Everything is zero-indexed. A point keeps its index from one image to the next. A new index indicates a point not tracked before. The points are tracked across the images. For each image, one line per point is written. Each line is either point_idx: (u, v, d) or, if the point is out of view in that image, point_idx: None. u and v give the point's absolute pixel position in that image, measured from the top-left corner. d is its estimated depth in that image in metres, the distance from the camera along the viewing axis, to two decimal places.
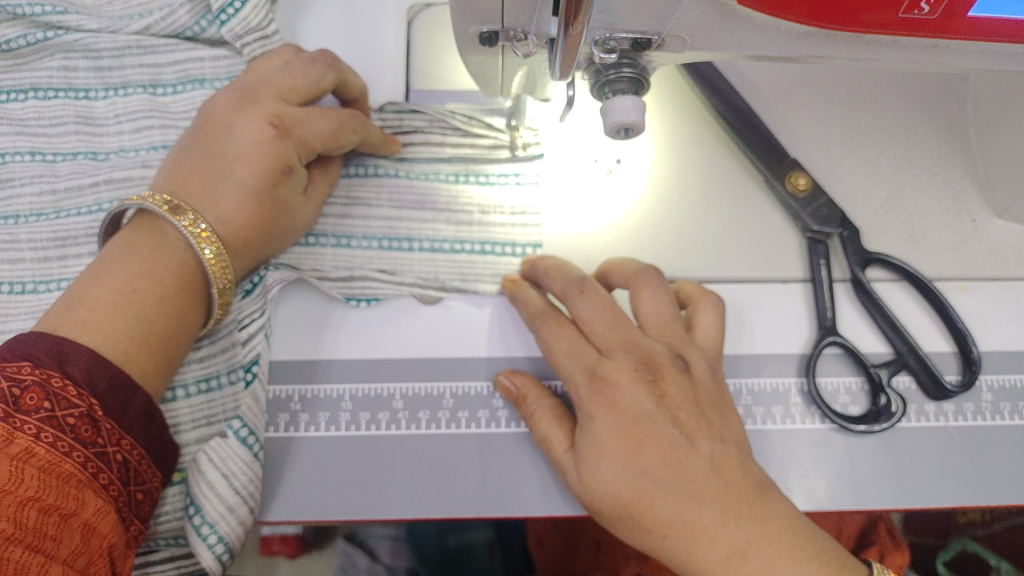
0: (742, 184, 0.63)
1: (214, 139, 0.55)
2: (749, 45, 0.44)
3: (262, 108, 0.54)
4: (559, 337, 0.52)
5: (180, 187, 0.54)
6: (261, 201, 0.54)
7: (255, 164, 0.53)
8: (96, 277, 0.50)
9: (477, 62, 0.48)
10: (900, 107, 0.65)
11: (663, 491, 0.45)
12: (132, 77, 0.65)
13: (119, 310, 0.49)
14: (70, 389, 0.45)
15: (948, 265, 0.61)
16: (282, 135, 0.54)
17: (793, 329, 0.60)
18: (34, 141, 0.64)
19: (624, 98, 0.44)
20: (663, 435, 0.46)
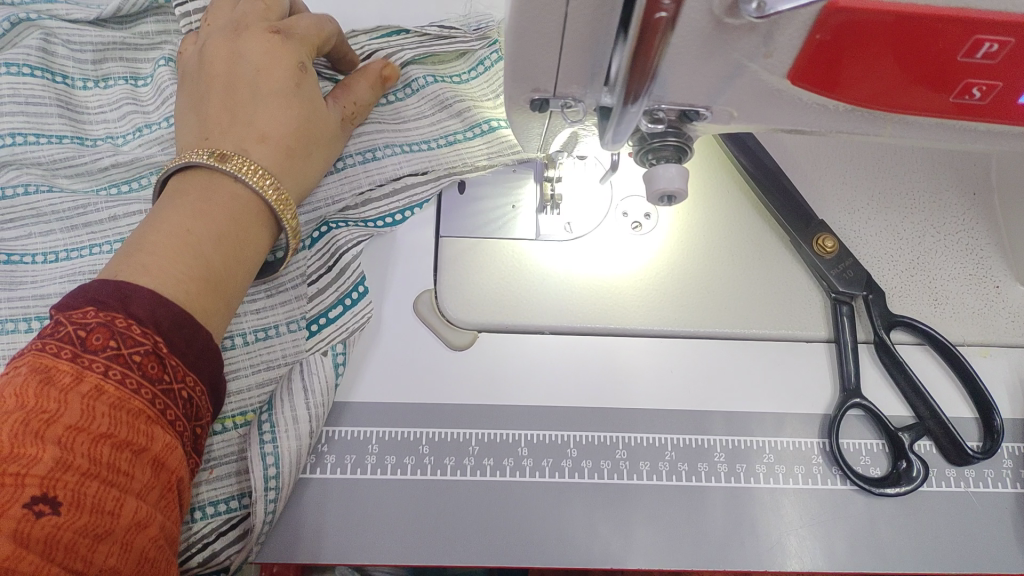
0: (767, 240, 0.64)
1: (227, 71, 0.59)
2: (794, 121, 0.45)
3: (255, 28, 0.61)
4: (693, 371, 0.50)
5: (216, 126, 0.57)
6: (297, 101, 0.59)
7: (273, 71, 0.59)
8: (152, 225, 0.51)
9: (521, 123, 0.48)
10: (925, 175, 0.67)
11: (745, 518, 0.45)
12: (113, 69, 0.68)
13: (183, 255, 0.49)
14: (133, 329, 0.44)
15: (972, 330, 0.62)
16: (286, 37, 0.60)
17: (817, 389, 0.60)
18: (12, 121, 0.62)
19: (668, 166, 0.45)
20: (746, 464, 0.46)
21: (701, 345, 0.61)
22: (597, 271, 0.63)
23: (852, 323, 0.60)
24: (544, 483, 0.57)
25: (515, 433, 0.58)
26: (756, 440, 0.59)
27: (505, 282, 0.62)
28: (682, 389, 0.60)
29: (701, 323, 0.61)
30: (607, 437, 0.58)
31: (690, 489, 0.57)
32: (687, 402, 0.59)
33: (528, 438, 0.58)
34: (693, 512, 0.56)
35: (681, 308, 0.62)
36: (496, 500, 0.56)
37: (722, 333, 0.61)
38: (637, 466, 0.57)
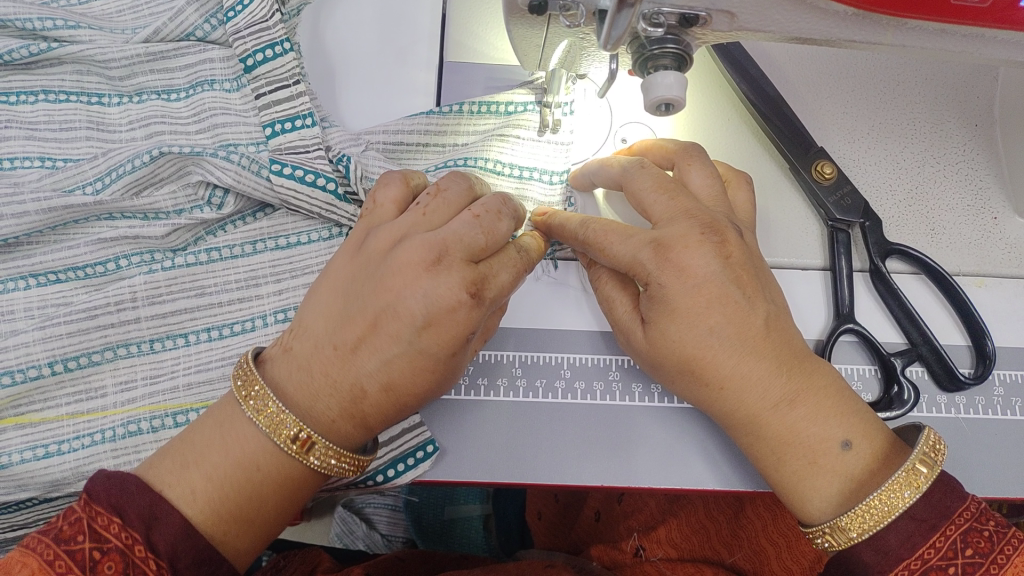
0: (766, 171, 0.64)
1: (383, 297, 0.45)
2: (797, 26, 0.44)
3: (456, 274, 0.44)
4: (410, 281, 0.44)
5: (351, 339, 0.46)
6: (435, 363, 0.46)
7: (439, 330, 0.45)
8: (220, 436, 0.45)
9: (519, 32, 0.48)
10: (927, 105, 0.66)
11: (406, 356, 0.45)
12: (145, 83, 0.61)
13: (230, 493, 0.44)
14: (149, 562, 0.39)
15: (967, 260, 0.62)
16: (479, 303, 0.45)
17: (811, 316, 0.60)
18: (44, 146, 0.58)
19: (667, 73, 0.44)
20: (406, 331, 0.45)
21: None
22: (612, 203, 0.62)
23: (848, 251, 0.60)
24: (538, 402, 0.57)
25: (509, 353, 0.58)
26: None
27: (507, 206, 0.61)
28: None
29: None
30: (598, 359, 0.59)
31: (681, 410, 0.57)
32: None
33: (521, 359, 0.58)
34: (684, 433, 0.57)
35: None
36: (492, 420, 0.57)
37: None
38: (630, 389, 0.58)
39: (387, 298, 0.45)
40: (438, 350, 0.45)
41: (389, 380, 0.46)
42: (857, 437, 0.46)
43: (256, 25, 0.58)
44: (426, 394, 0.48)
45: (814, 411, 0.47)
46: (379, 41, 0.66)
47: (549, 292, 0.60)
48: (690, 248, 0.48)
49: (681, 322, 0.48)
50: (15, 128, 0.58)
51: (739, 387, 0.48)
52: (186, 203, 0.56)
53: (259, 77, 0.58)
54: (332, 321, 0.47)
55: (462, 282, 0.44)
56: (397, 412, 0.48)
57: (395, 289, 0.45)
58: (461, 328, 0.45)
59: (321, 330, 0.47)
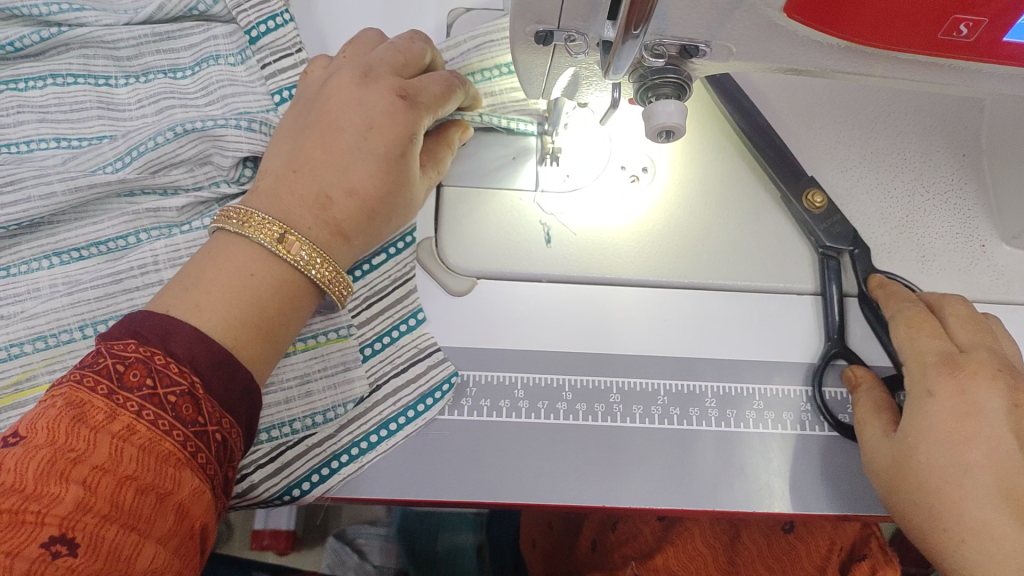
0: (761, 199, 0.65)
1: (329, 122, 0.52)
2: (792, 57, 0.46)
3: (385, 82, 0.53)
4: (350, 99, 0.53)
5: (304, 160, 0.51)
6: (392, 163, 0.52)
7: (385, 128, 0.52)
8: (211, 257, 0.48)
9: (525, 60, 0.50)
10: (916, 134, 0.68)
11: (359, 157, 0.51)
12: (152, 64, 0.62)
13: (236, 301, 0.46)
14: (171, 366, 0.42)
15: (957, 286, 0.63)
16: (410, 104, 0.53)
17: (804, 340, 0.62)
18: (57, 128, 0.59)
19: (668, 102, 0.46)
20: (351, 140, 0.51)
21: (696, 299, 0.62)
22: (611, 222, 0.64)
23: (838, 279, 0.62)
24: (539, 423, 0.58)
25: (510, 375, 0.59)
26: (748, 387, 0.60)
27: (510, 225, 0.63)
28: (675, 342, 0.61)
29: (691, 273, 0.63)
30: (599, 381, 0.59)
31: (680, 432, 0.58)
32: (690, 347, 0.61)
33: (523, 380, 0.59)
34: (683, 455, 0.58)
35: (675, 259, 0.63)
36: (492, 437, 0.57)
37: (718, 283, 0.63)
38: (630, 410, 0.58)
39: (328, 127, 0.52)
40: (385, 149, 0.52)
41: (348, 191, 0.51)
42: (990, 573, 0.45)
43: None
44: (394, 197, 0.53)
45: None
46: None
47: (552, 314, 0.61)
48: (974, 384, 0.50)
49: (977, 498, 0.46)
50: (27, 113, 0.59)
51: (992, 544, 0.45)
52: (205, 180, 0.59)
53: (264, 48, 0.62)
54: (287, 155, 0.52)
55: (388, 89, 0.53)
56: (364, 236, 0.52)
57: (338, 117, 0.52)
58: (403, 128, 0.52)
59: (276, 170, 0.52)
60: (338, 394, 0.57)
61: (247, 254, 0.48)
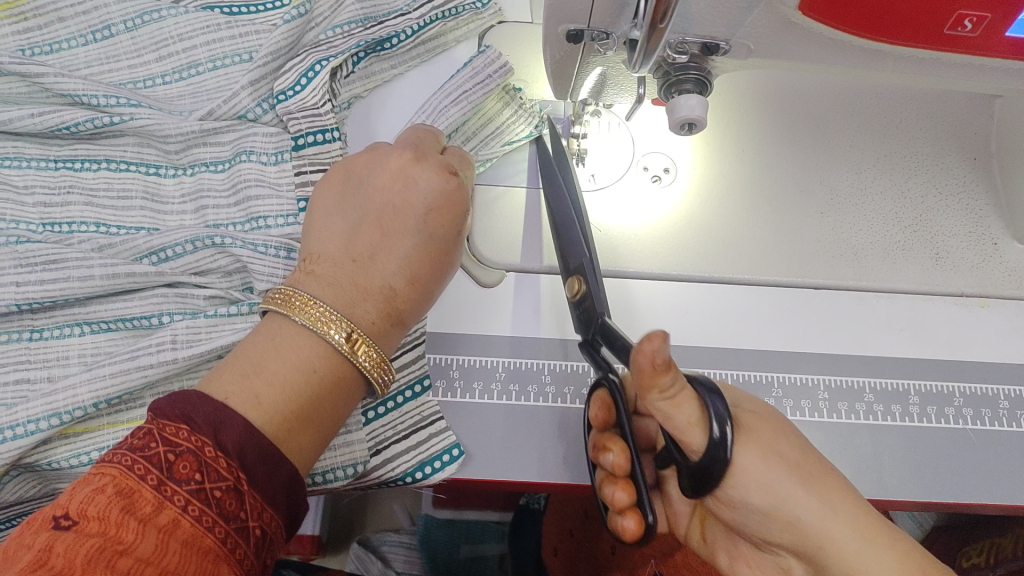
0: (782, 198, 0.68)
1: (381, 203, 0.51)
2: (807, 55, 0.50)
3: (437, 161, 0.52)
4: (402, 178, 0.52)
5: (360, 247, 0.50)
6: (449, 243, 0.52)
7: (444, 207, 0.51)
8: (265, 336, 0.47)
9: (557, 60, 0.53)
10: (929, 139, 0.71)
11: (420, 238, 0.50)
12: (199, 157, 0.63)
13: (292, 392, 0.45)
14: (220, 459, 0.40)
15: (971, 282, 0.66)
16: (462, 182, 0.53)
17: (822, 333, 0.64)
18: (100, 213, 0.60)
19: (690, 96, 0.49)
20: (411, 221, 0.51)
21: (715, 290, 0.65)
22: (634, 219, 0.67)
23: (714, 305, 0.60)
24: (568, 408, 0.61)
25: (539, 363, 0.62)
26: (766, 375, 0.62)
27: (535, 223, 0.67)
28: (697, 332, 0.63)
29: (713, 267, 0.65)
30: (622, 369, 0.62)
31: None
32: (709, 338, 0.63)
33: (550, 367, 0.62)
34: None
35: (697, 253, 0.66)
36: (522, 422, 0.60)
37: (738, 277, 0.65)
38: None
39: (379, 209, 0.51)
40: (445, 233, 0.51)
41: (401, 274, 0.50)
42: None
43: (308, 111, 0.62)
44: (448, 271, 0.52)
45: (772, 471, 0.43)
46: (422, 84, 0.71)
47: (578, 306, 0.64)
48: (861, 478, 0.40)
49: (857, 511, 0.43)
50: (76, 194, 0.60)
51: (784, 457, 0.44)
52: (238, 285, 0.60)
53: (305, 157, 0.61)
54: (341, 240, 0.51)
55: (441, 168, 0.52)
56: (416, 316, 0.52)
57: (388, 197, 0.51)
58: (457, 204, 0.52)
59: (324, 259, 0.50)
60: (342, 456, 0.56)
61: (307, 347, 0.46)
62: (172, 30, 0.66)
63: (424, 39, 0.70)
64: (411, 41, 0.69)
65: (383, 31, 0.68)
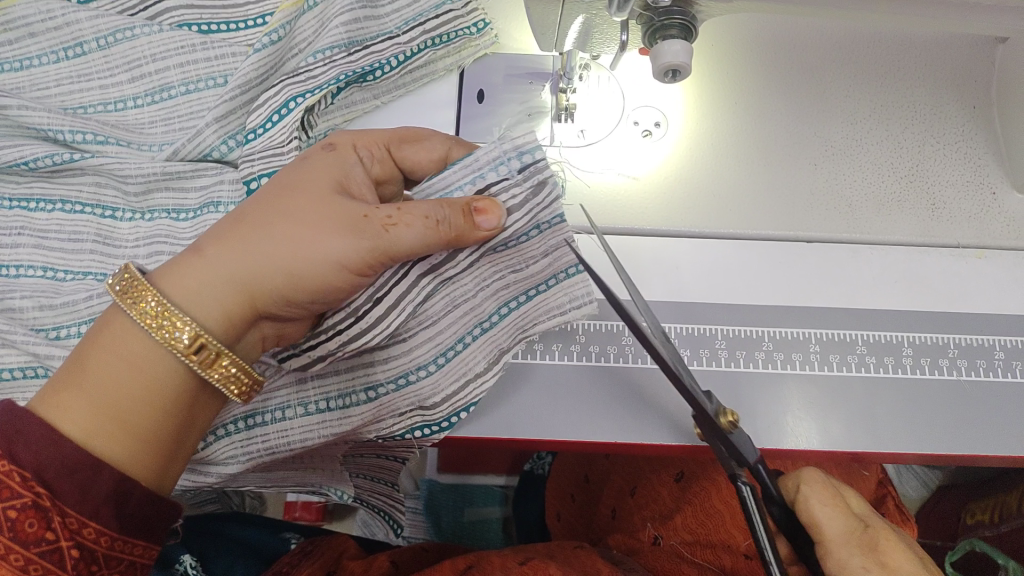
0: (775, 151, 0.67)
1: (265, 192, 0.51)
2: None
3: (314, 147, 0.52)
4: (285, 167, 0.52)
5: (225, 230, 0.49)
6: (313, 199, 0.47)
7: (301, 171, 0.49)
8: (108, 333, 0.46)
9: (537, 9, 0.51)
10: (927, 87, 0.69)
11: (276, 194, 0.48)
12: (158, 202, 0.63)
13: (75, 390, 0.44)
14: (14, 476, 0.40)
15: (968, 233, 0.65)
16: (335, 153, 0.51)
17: (816, 286, 0.63)
18: (49, 256, 0.61)
19: (674, 42, 0.48)
20: (269, 188, 0.49)
21: (703, 243, 0.64)
22: (622, 176, 0.66)
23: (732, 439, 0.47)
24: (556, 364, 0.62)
25: None
26: (757, 329, 0.62)
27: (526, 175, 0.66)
28: (688, 288, 0.63)
29: (703, 222, 0.64)
30: None
31: (693, 373, 0.60)
32: (698, 294, 0.62)
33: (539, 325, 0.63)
34: (696, 394, 0.60)
35: (688, 208, 0.65)
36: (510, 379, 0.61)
37: (729, 232, 0.64)
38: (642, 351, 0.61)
39: (292, 193, 0.48)
40: (307, 185, 0.48)
41: (262, 249, 0.46)
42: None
43: (270, 150, 0.59)
44: (310, 232, 0.46)
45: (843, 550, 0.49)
46: None
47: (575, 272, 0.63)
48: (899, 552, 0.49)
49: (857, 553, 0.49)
50: (27, 235, 0.62)
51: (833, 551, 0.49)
52: None
53: None
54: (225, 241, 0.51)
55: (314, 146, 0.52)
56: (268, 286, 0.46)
57: (311, 181, 0.49)
58: (320, 166, 0.50)
59: (211, 233, 0.48)
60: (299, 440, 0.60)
61: (134, 337, 0.45)
62: (145, 50, 0.65)
63: (412, 67, 0.66)
64: (396, 71, 0.65)
65: (368, 58, 0.63)
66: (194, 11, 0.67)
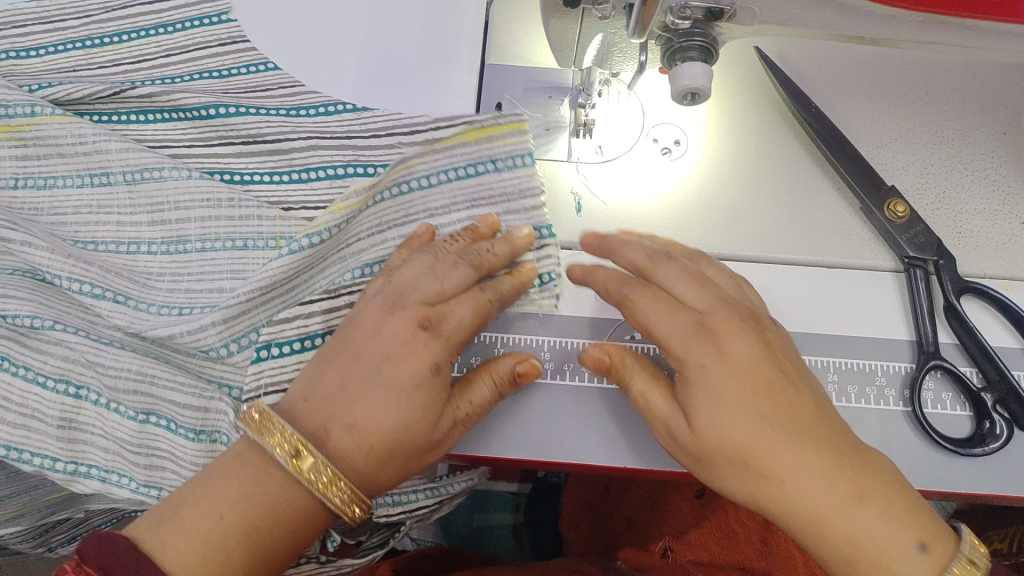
0: (797, 174, 0.65)
1: (359, 343, 0.50)
2: (816, 23, 0.48)
3: (409, 312, 0.50)
4: (383, 323, 0.50)
5: (311, 391, 0.48)
6: (405, 417, 0.47)
7: (400, 361, 0.48)
8: (216, 479, 0.45)
9: (555, 26, 0.51)
10: (956, 112, 0.67)
11: (374, 396, 0.47)
12: (131, 404, 0.60)
13: (186, 529, 0.43)
14: None
15: (993, 264, 0.63)
16: (433, 334, 0.49)
17: (838, 316, 0.61)
18: (6, 432, 0.57)
19: (692, 65, 0.47)
20: (370, 347, 0.49)
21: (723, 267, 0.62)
22: (640, 195, 0.64)
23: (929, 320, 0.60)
24: (564, 385, 0.59)
25: (538, 339, 0.60)
26: None
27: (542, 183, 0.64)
28: None
29: (721, 245, 0.63)
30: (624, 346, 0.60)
31: None
32: None
33: (550, 344, 0.60)
34: None
35: (706, 230, 0.63)
36: (514, 399, 0.58)
37: (747, 255, 0.63)
38: None
39: (385, 377, 0.48)
40: (397, 381, 0.47)
41: (357, 441, 0.46)
42: (929, 540, 0.42)
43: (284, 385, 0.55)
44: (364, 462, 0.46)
45: (885, 515, 0.42)
46: (424, 46, 0.70)
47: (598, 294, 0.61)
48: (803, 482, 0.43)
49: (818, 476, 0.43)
50: None
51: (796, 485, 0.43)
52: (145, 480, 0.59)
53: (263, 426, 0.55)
54: (309, 378, 0.49)
55: (411, 320, 0.49)
56: (372, 478, 0.47)
57: (412, 296, 0.51)
58: (421, 361, 0.48)
59: (304, 382, 0.49)
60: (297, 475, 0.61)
61: (291, 490, 0.45)
62: (170, 195, 0.58)
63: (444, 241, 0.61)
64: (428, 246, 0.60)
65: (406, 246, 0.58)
66: (242, 160, 0.60)
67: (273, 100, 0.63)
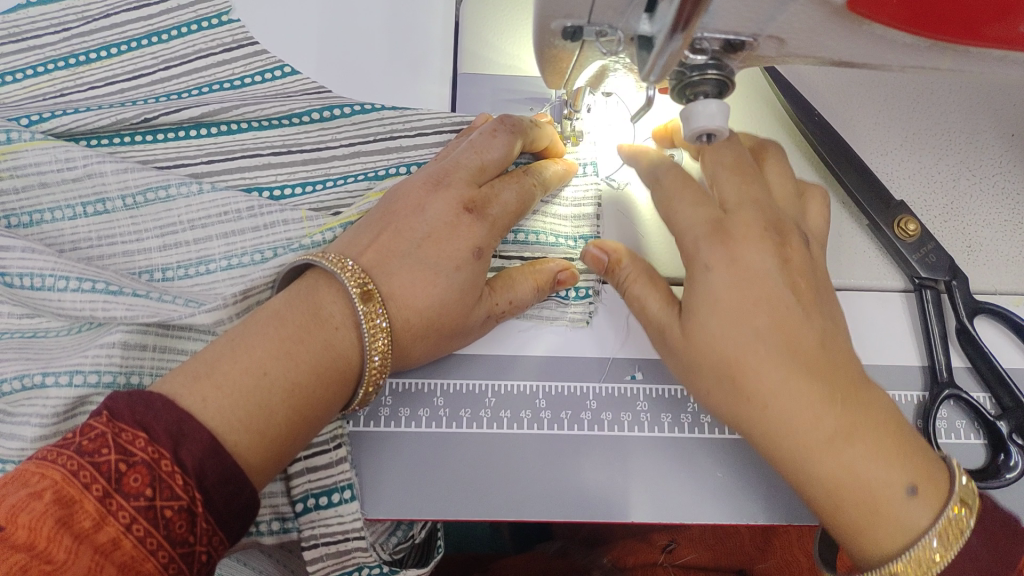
0: None
1: (402, 218, 0.52)
2: (847, 51, 0.42)
3: (455, 193, 0.52)
4: (426, 201, 0.52)
5: (359, 257, 0.50)
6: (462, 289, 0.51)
7: (442, 241, 0.51)
8: (233, 347, 0.44)
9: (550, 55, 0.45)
10: (960, 113, 0.64)
11: (414, 272, 0.50)
12: None
13: (223, 387, 0.42)
14: (176, 477, 0.37)
15: (1005, 279, 0.59)
16: (478, 219, 0.52)
17: None
18: None
19: (709, 101, 0.41)
20: (413, 227, 0.51)
21: None
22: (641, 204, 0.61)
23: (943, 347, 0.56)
24: (562, 434, 0.55)
25: (531, 385, 0.56)
26: None
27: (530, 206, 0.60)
28: None
29: None
30: (624, 387, 0.56)
31: (711, 442, 0.55)
32: None
33: (544, 389, 0.56)
34: (716, 463, 0.55)
35: None
36: (507, 454, 0.54)
37: None
38: (658, 419, 0.56)
39: (424, 255, 0.51)
40: (462, 254, 0.51)
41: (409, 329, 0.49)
42: (917, 483, 0.43)
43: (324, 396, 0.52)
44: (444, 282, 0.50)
45: (871, 453, 0.43)
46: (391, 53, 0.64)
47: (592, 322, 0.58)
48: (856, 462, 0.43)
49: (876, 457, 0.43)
50: None
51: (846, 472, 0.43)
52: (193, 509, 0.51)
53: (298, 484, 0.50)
54: (353, 232, 0.52)
55: (456, 200, 0.52)
56: (407, 352, 0.50)
57: (456, 176, 0.53)
58: (467, 241, 0.51)
59: (353, 238, 0.51)
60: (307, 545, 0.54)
61: (338, 347, 0.47)
62: (182, 215, 0.55)
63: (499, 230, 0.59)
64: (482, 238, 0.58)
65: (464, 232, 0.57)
66: (270, 173, 0.58)
67: (299, 103, 0.59)
